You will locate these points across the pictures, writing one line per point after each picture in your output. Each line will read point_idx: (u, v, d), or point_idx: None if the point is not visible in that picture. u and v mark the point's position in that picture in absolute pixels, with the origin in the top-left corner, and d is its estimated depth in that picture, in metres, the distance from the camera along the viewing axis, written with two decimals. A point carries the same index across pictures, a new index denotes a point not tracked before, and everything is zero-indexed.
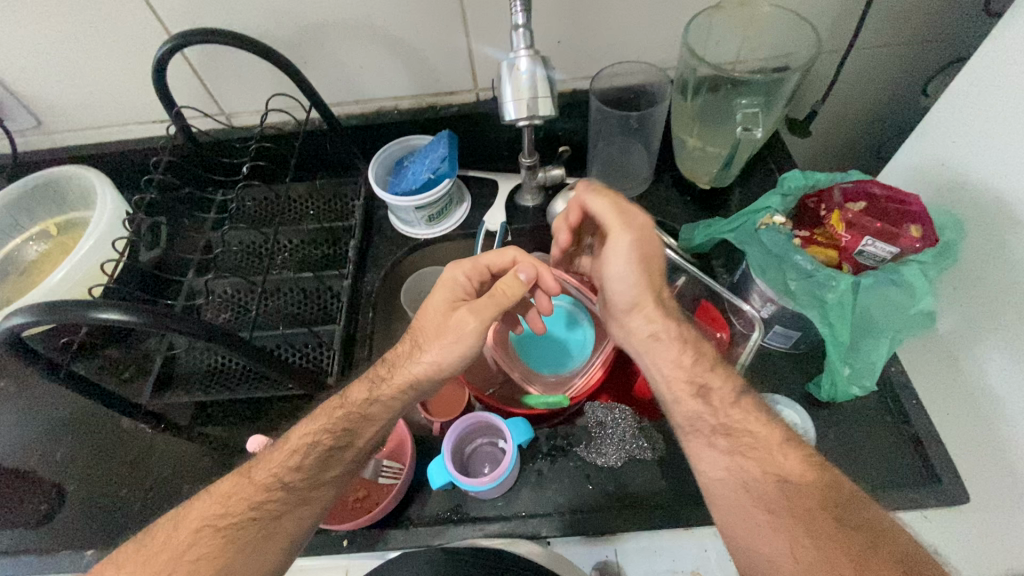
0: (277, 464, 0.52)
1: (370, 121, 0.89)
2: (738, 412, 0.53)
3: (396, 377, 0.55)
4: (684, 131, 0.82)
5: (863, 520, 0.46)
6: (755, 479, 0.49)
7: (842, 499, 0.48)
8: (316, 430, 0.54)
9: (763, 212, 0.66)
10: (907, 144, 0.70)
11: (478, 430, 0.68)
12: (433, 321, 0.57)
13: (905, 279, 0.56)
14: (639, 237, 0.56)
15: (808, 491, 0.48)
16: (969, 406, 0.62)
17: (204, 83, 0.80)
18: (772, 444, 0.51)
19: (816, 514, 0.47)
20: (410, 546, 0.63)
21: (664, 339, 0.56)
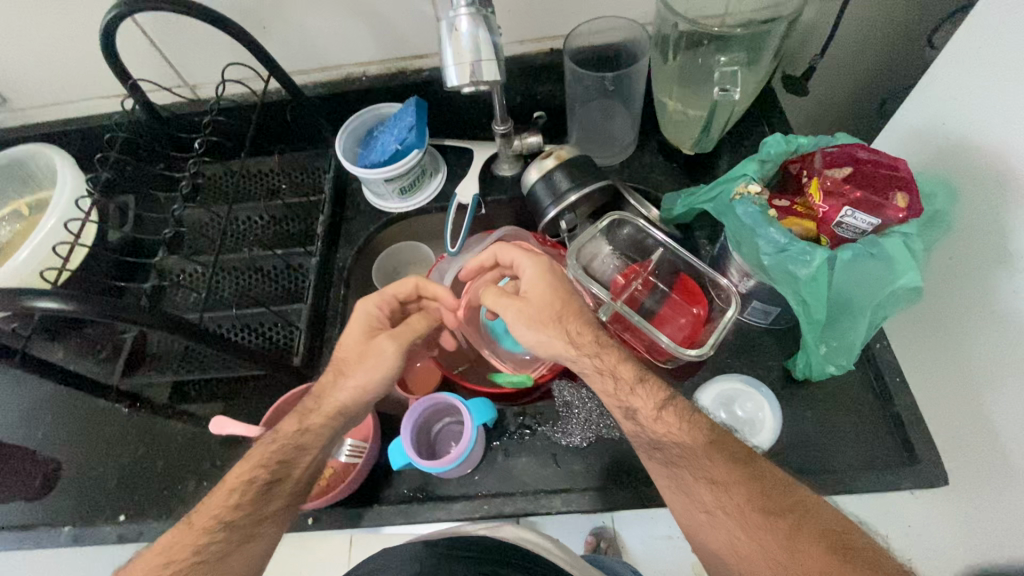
0: (216, 506, 0.52)
1: (337, 88, 0.85)
2: (661, 428, 0.53)
3: (324, 406, 0.56)
4: (664, 93, 0.76)
5: (788, 504, 0.49)
6: (690, 483, 0.52)
7: (767, 493, 0.50)
8: (252, 467, 0.53)
9: (739, 180, 0.61)
10: (908, 103, 0.63)
11: (432, 415, 0.67)
12: (353, 351, 0.57)
13: (885, 252, 0.52)
14: (515, 304, 0.59)
15: (737, 491, 0.50)
16: (954, 385, 0.59)
17: (163, 53, 0.77)
18: (697, 449, 0.52)
19: (744, 511, 0.49)
20: (374, 523, 0.64)
21: (590, 373, 0.56)
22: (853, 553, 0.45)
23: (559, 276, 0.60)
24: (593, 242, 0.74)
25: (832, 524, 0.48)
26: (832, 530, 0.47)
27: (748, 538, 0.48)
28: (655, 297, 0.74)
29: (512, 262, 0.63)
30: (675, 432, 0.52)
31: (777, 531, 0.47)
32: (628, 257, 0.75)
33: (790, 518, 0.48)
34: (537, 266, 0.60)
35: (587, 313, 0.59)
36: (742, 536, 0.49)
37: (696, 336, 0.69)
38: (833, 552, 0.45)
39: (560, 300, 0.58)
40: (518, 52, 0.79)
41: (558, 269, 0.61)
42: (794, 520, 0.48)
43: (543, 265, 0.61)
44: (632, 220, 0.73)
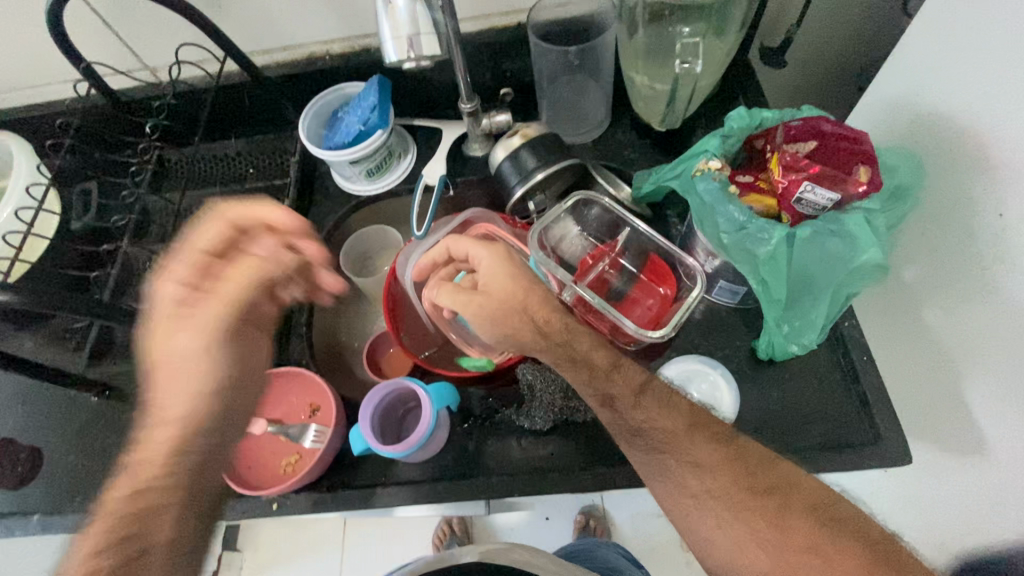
0: None
1: (294, 69, 0.82)
2: (641, 413, 0.52)
3: (148, 449, 0.48)
4: (631, 67, 0.73)
5: (771, 483, 0.49)
6: (674, 469, 0.51)
7: (754, 472, 0.50)
8: (90, 554, 0.43)
9: (700, 156, 0.59)
10: (887, 72, 0.61)
11: (389, 407, 0.66)
12: (173, 363, 0.52)
13: (845, 229, 0.51)
14: (475, 299, 0.57)
15: (722, 473, 0.50)
16: (925, 364, 0.58)
17: (118, 35, 0.74)
18: (679, 433, 0.51)
19: (732, 491, 0.49)
20: (340, 508, 0.64)
21: (563, 363, 0.55)
22: (838, 528, 0.47)
23: (517, 265, 0.58)
24: (560, 223, 0.72)
25: (818, 498, 0.48)
26: (817, 503, 0.48)
27: (734, 518, 0.48)
28: (624, 278, 0.73)
29: (468, 254, 0.62)
30: (654, 416, 0.52)
31: (765, 510, 0.48)
32: (597, 238, 0.74)
33: (776, 497, 0.48)
34: (493, 255, 0.59)
35: (551, 299, 0.57)
36: (729, 519, 0.49)
37: (661, 317, 0.67)
38: (818, 522, 0.47)
39: (521, 288, 0.57)
40: (484, 27, 0.77)
41: (515, 257, 0.59)
42: (780, 498, 0.48)
43: (499, 254, 0.59)
44: (599, 199, 0.71)
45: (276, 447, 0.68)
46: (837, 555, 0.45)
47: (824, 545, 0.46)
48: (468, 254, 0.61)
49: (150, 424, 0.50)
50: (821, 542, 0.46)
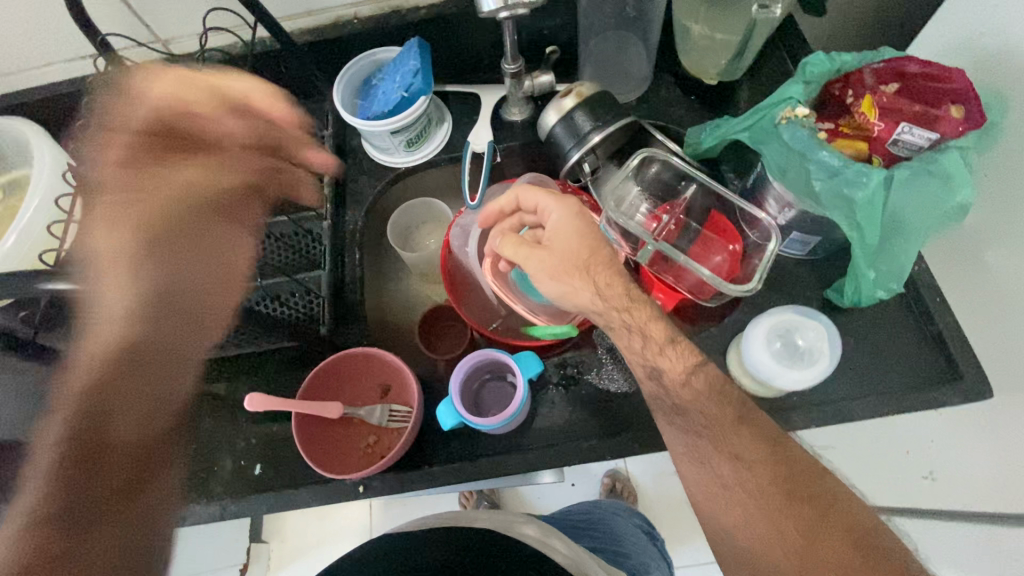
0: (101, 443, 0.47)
1: (327, 34, 0.78)
2: (687, 394, 0.53)
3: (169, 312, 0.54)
4: (689, 16, 0.72)
5: (808, 497, 0.49)
6: (711, 456, 0.52)
7: (795, 480, 0.50)
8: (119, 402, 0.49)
9: (782, 104, 0.58)
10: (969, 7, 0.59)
11: (479, 371, 0.65)
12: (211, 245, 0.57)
13: (943, 168, 0.51)
14: (539, 254, 0.56)
15: (762, 471, 0.50)
16: (996, 299, 0.58)
17: (132, 6, 0.68)
18: (725, 425, 0.51)
19: (767, 492, 0.49)
20: (426, 486, 0.63)
21: (617, 328, 0.55)
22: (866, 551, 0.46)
23: (588, 223, 0.57)
24: (622, 185, 0.71)
25: (856, 520, 0.48)
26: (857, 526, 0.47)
27: (766, 521, 0.49)
28: (688, 237, 0.72)
29: (536, 205, 0.59)
30: (702, 401, 0.52)
31: (797, 517, 0.48)
32: (657, 198, 0.73)
33: (813, 507, 0.48)
34: (565, 210, 0.57)
35: (614, 263, 0.56)
36: (758, 518, 0.49)
37: (735, 272, 0.67)
38: (846, 542, 0.47)
39: (586, 245, 0.55)
40: None
41: (588, 215, 0.57)
42: (816, 510, 0.48)
43: (571, 209, 0.57)
44: (662, 156, 0.70)
45: (353, 430, 0.67)
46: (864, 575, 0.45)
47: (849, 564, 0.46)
48: (536, 205, 0.59)
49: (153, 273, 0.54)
50: (850, 561, 0.46)
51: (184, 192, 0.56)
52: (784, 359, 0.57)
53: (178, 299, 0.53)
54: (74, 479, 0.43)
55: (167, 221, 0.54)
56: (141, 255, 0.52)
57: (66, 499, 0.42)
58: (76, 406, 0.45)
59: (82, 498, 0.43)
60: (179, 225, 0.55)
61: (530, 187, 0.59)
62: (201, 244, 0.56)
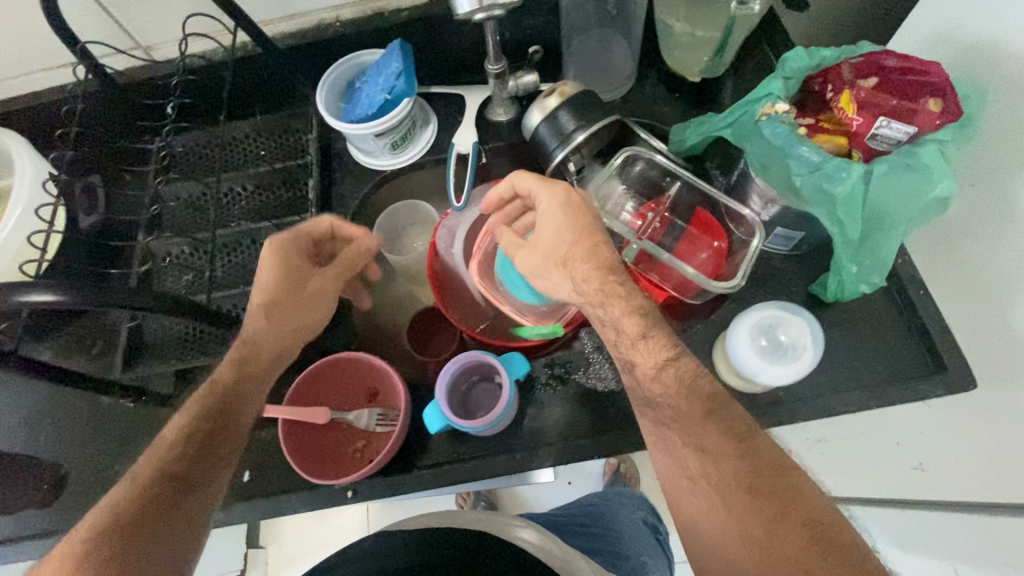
0: (157, 456, 0.50)
1: (310, 38, 0.77)
2: (657, 386, 0.51)
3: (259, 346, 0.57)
4: (669, 14, 0.71)
5: (772, 492, 0.44)
6: (678, 447, 0.49)
7: (759, 471, 0.45)
8: (191, 418, 0.52)
9: (763, 100, 0.58)
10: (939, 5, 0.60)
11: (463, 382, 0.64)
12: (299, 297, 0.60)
13: (921, 162, 0.51)
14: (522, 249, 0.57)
15: (724, 462, 0.46)
16: (975, 289, 0.58)
17: (112, 15, 0.68)
18: (691, 416, 0.49)
19: (728, 484, 0.45)
20: (415, 488, 0.63)
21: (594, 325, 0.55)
22: (833, 547, 0.41)
23: (575, 214, 0.55)
24: (607, 183, 0.71)
25: (824, 513, 0.43)
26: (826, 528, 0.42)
27: (725, 514, 0.45)
28: (673, 234, 0.72)
29: (530, 193, 0.58)
30: (671, 394, 0.50)
31: (757, 510, 0.43)
32: (642, 196, 0.73)
33: (775, 499, 0.43)
34: (552, 201, 0.56)
35: (602, 253, 0.54)
36: (718, 512, 0.45)
37: (721, 269, 0.67)
38: (809, 535, 0.42)
39: (570, 235, 0.55)
40: None
41: (576, 205, 0.56)
42: (779, 503, 0.43)
43: (561, 199, 0.56)
44: (647, 155, 0.70)
45: (343, 435, 0.66)
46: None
47: (810, 560, 0.40)
48: (530, 193, 0.58)
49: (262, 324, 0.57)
50: (812, 556, 0.40)
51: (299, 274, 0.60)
52: (767, 354, 0.56)
53: (264, 343, 0.58)
54: (163, 468, 0.49)
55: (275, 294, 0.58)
56: (257, 324, 0.57)
57: (152, 489, 0.47)
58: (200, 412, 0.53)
59: (165, 493, 0.47)
60: (293, 298, 0.59)
61: (524, 177, 0.58)
62: (298, 299, 0.60)
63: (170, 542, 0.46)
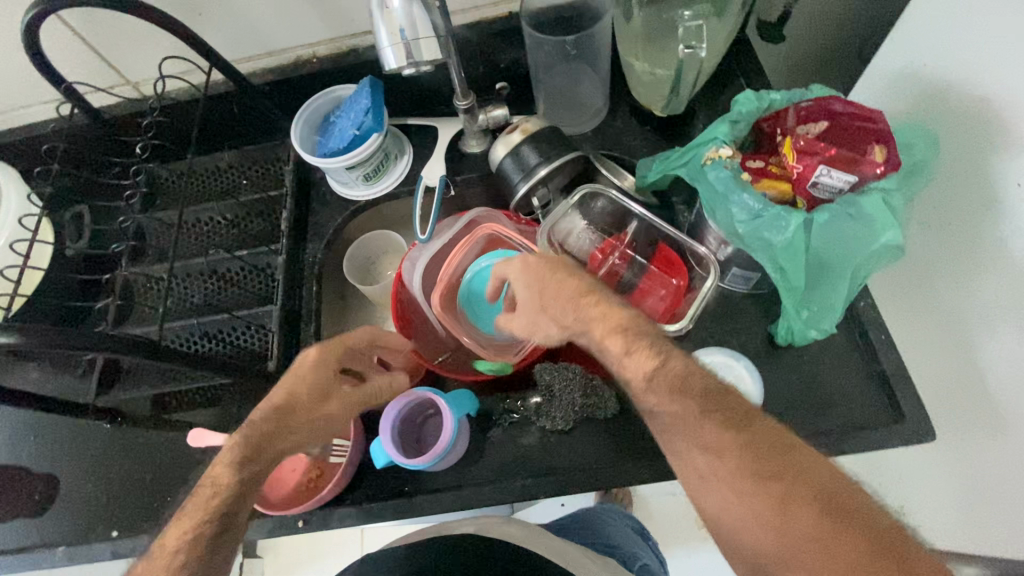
0: (158, 566, 0.46)
1: (286, 74, 0.80)
2: (653, 398, 0.46)
3: (270, 451, 0.52)
4: (629, 53, 0.73)
5: (777, 471, 0.42)
6: (682, 448, 0.45)
7: (760, 454, 0.43)
8: (196, 522, 0.48)
9: (710, 144, 0.58)
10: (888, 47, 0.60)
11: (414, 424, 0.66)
12: (312, 412, 0.55)
13: (864, 211, 0.51)
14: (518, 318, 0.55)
15: (729, 455, 0.43)
16: (943, 331, 0.57)
17: (99, 52, 0.71)
18: (688, 417, 0.44)
19: (734, 477, 0.43)
20: (367, 520, 0.64)
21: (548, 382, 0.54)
22: (846, 520, 0.39)
23: (535, 265, 0.52)
24: (566, 218, 0.70)
25: (833, 482, 0.42)
26: (830, 491, 0.41)
27: (738, 499, 0.42)
28: (634, 271, 0.70)
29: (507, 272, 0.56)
30: (665, 404, 0.45)
31: (767, 496, 0.41)
32: (604, 231, 0.72)
33: (784, 481, 0.41)
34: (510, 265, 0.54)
35: (571, 285, 0.50)
36: (733, 498, 0.43)
37: (676, 307, 0.67)
38: (819, 509, 0.40)
39: (535, 285, 0.52)
40: (466, 21, 0.76)
41: (532, 260, 0.52)
42: (789, 483, 0.41)
43: (527, 267, 0.52)
44: (605, 191, 0.69)
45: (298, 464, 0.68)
46: (837, 547, 0.39)
47: (829, 534, 0.39)
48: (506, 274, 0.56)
49: (274, 437, 0.53)
50: (829, 536, 0.39)
51: (323, 388, 0.56)
52: None
53: (274, 447, 0.53)
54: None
55: (292, 402, 0.54)
56: (265, 428, 0.52)
57: None
58: (198, 521, 0.48)
59: None
60: (309, 405, 0.55)
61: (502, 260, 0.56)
62: (313, 412, 0.55)
63: None
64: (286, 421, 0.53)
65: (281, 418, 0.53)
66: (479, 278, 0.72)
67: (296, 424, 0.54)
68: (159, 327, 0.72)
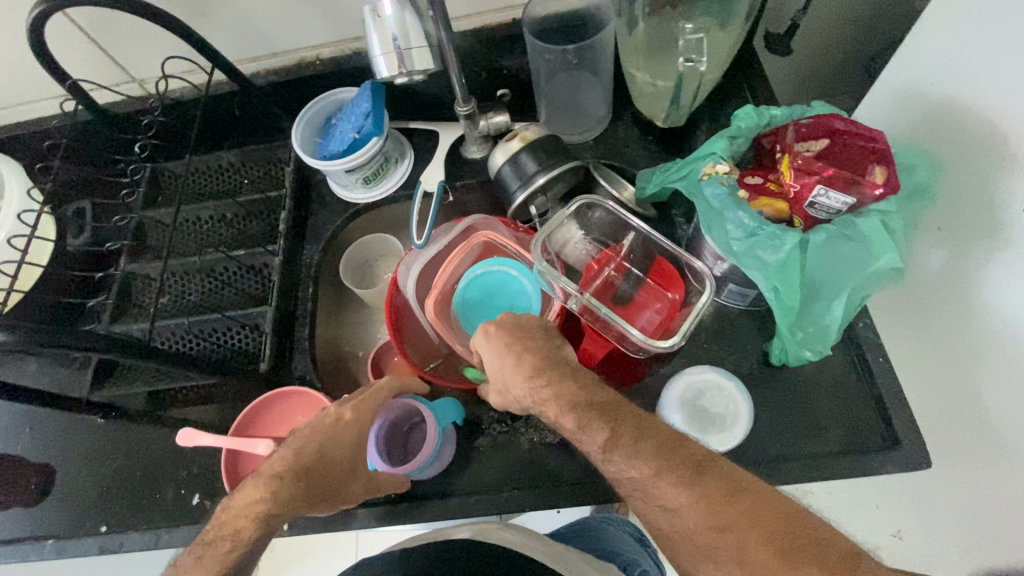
0: None
1: (289, 75, 0.80)
2: (614, 468, 0.45)
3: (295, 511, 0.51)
4: (631, 64, 0.72)
5: (732, 519, 0.41)
6: (646, 511, 0.45)
7: (734, 492, 0.43)
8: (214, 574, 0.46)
9: (708, 159, 0.57)
10: (893, 65, 0.58)
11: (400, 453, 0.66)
12: (336, 477, 0.55)
13: (861, 233, 0.51)
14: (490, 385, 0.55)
15: (688, 514, 0.43)
16: (941, 358, 0.56)
17: (105, 49, 0.72)
18: (645, 482, 0.44)
19: (696, 532, 0.42)
20: (353, 527, 0.64)
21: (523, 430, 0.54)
22: (808, 554, 0.39)
23: (499, 337, 0.52)
24: (564, 228, 0.69)
25: (792, 517, 0.42)
26: (786, 529, 0.41)
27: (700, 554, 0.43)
28: (630, 283, 0.70)
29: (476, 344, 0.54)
30: (625, 467, 0.45)
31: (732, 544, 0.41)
32: (601, 242, 0.71)
33: (753, 523, 0.41)
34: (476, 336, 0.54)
35: (529, 363, 0.49)
36: (703, 545, 0.42)
37: (671, 322, 0.65)
38: (782, 554, 0.40)
39: (495, 360, 0.52)
40: (468, 27, 0.75)
41: (492, 334, 0.52)
42: (756, 527, 0.41)
43: (495, 344, 0.52)
44: (601, 202, 0.68)
45: None
46: None
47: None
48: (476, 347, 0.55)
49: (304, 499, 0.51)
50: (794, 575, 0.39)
51: (348, 464, 0.56)
52: (699, 425, 0.61)
53: (304, 505, 0.52)
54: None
55: (322, 465, 0.53)
56: (299, 490, 0.51)
57: None
58: (211, 572, 0.46)
59: None
60: (336, 469, 0.55)
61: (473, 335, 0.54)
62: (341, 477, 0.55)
63: None
64: (310, 487, 0.52)
65: (305, 484, 0.51)
66: (470, 286, 0.71)
67: (325, 487, 0.54)
68: (152, 324, 0.72)
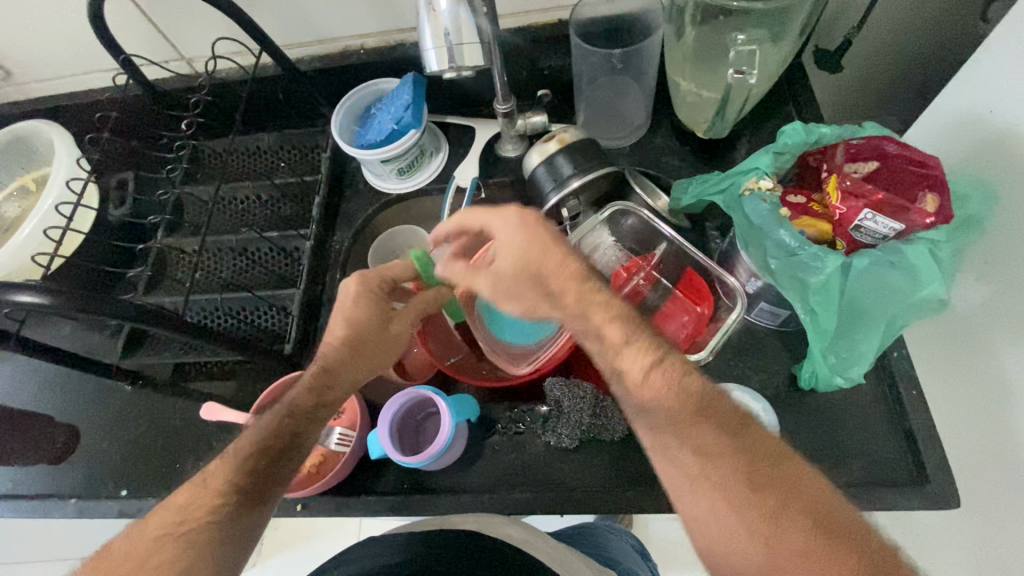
0: (223, 473, 0.47)
1: (333, 63, 0.81)
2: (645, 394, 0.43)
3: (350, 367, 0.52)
4: (676, 72, 0.71)
5: (768, 483, 0.39)
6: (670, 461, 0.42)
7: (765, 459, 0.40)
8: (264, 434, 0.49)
9: (751, 174, 0.56)
10: (949, 86, 0.56)
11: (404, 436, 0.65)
12: (380, 332, 0.53)
13: (907, 262, 0.49)
14: (491, 279, 0.48)
15: (720, 466, 0.40)
16: (979, 395, 0.54)
17: (158, 27, 0.74)
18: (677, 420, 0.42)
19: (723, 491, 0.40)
20: (363, 513, 0.65)
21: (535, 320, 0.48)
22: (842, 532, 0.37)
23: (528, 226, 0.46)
24: (595, 233, 0.68)
25: (819, 499, 0.39)
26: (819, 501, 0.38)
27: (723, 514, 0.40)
28: (658, 294, 0.69)
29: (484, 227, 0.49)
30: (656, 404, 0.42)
31: (760, 507, 0.38)
32: (631, 250, 0.70)
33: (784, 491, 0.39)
34: (504, 221, 0.47)
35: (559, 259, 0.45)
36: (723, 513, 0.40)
37: (698, 336, 0.65)
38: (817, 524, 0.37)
39: (525, 249, 0.46)
40: (513, 26, 0.75)
41: (530, 223, 0.46)
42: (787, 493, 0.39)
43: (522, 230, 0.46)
44: (636, 209, 0.67)
45: None
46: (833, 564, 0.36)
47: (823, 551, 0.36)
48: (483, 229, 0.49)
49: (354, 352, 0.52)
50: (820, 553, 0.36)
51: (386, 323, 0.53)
52: None
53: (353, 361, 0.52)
54: (183, 535, 0.44)
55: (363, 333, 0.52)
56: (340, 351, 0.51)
57: (212, 504, 0.46)
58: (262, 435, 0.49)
59: (230, 513, 0.46)
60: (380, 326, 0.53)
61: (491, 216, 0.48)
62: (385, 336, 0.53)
63: (223, 551, 0.45)
64: (355, 346, 0.52)
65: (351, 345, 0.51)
66: None
67: (370, 346, 0.53)
68: (185, 298, 0.74)
